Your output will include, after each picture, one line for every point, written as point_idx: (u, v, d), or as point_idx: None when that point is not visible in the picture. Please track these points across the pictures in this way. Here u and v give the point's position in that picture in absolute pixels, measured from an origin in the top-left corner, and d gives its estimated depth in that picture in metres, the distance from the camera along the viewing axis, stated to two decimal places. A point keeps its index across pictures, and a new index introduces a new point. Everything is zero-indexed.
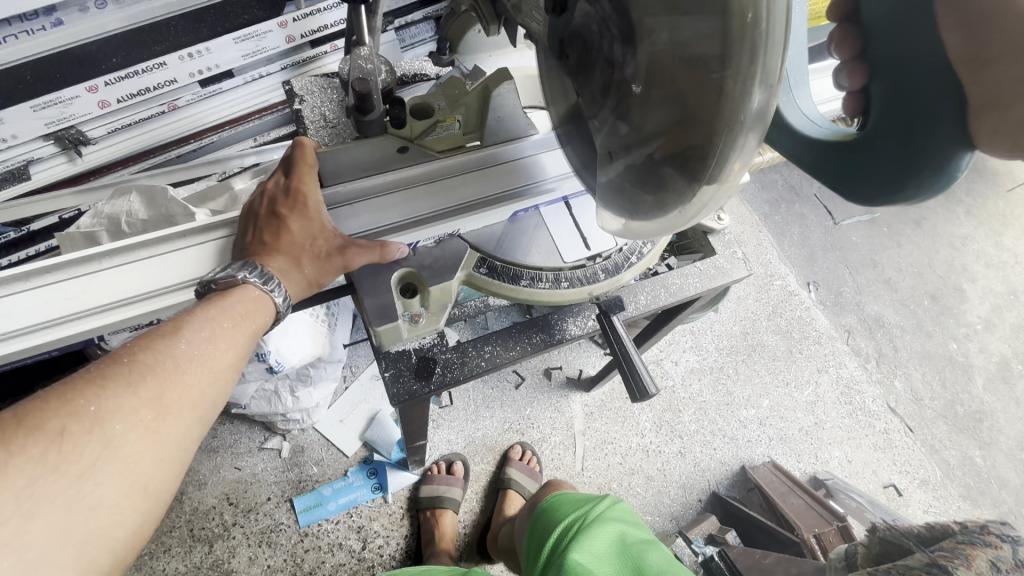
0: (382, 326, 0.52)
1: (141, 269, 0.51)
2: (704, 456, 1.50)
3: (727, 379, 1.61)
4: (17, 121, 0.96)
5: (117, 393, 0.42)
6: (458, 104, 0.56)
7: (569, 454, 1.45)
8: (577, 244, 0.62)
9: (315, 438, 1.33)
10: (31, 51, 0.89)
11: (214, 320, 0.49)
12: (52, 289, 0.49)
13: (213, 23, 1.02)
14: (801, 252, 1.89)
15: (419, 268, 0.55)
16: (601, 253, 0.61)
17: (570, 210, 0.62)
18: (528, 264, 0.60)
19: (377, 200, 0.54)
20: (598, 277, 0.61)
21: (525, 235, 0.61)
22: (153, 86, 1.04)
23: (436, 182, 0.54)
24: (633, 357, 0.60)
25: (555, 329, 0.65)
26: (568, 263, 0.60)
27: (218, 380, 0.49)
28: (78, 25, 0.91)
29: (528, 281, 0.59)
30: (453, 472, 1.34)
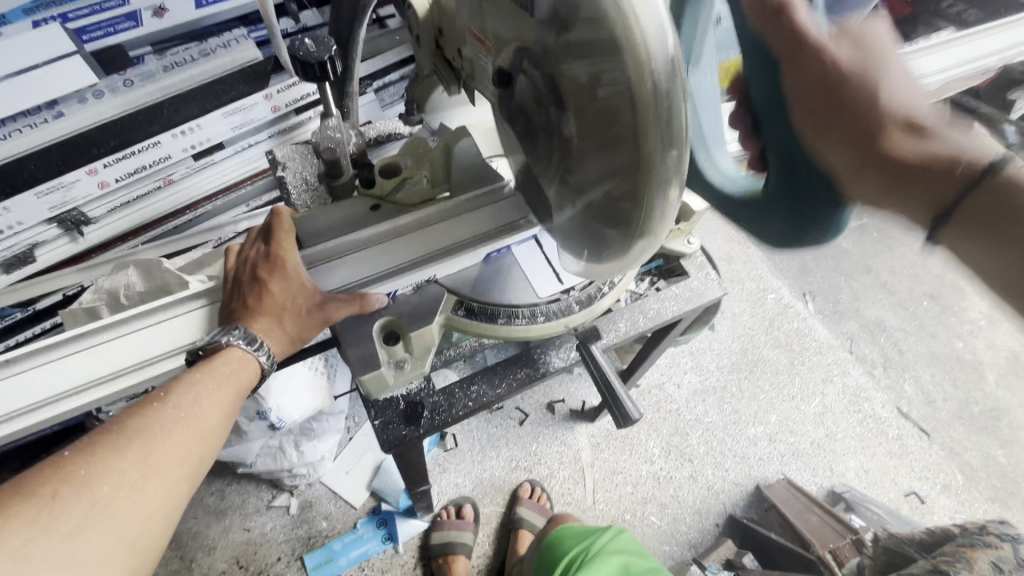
0: (366, 376, 0.54)
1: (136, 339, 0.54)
2: (717, 478, 1.48)
3: (732, 398, 1.60)
4: (21, 208, 1.01)
5: (105, 461, 0.45)
6: (424, 161, 0.61)
7: (579, 488, 1.43)
8: (550, 279, 0.64)
9: (323, 492, 1.33)
10: (32, 142, 0.97)
11: (199, 382, 0.51)
12: (51, 366, 0.52)
13: (202, 101, 1.09)
14: (792, 264, 1.91)
15: (399, 316, 0.58)
16: (574, 285, 0.63)
17: (540, 246, 0.65)
18: (505, 302, 0.62)
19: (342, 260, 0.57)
20: (573, 309, 0.62)
21: (500, 276, 0.63)
22: (148, 164, 1.10)
23: (407, 234, 0.57)
24: (616, 385, 0.62)
25: (538, 362, 0.67)
26: (543, 298, 0.62)
27: (203, 437, 0.51)
28: (77, 114, 0.99)
29: (506, 318, 0.61)
30: (463, 515, 1.32)
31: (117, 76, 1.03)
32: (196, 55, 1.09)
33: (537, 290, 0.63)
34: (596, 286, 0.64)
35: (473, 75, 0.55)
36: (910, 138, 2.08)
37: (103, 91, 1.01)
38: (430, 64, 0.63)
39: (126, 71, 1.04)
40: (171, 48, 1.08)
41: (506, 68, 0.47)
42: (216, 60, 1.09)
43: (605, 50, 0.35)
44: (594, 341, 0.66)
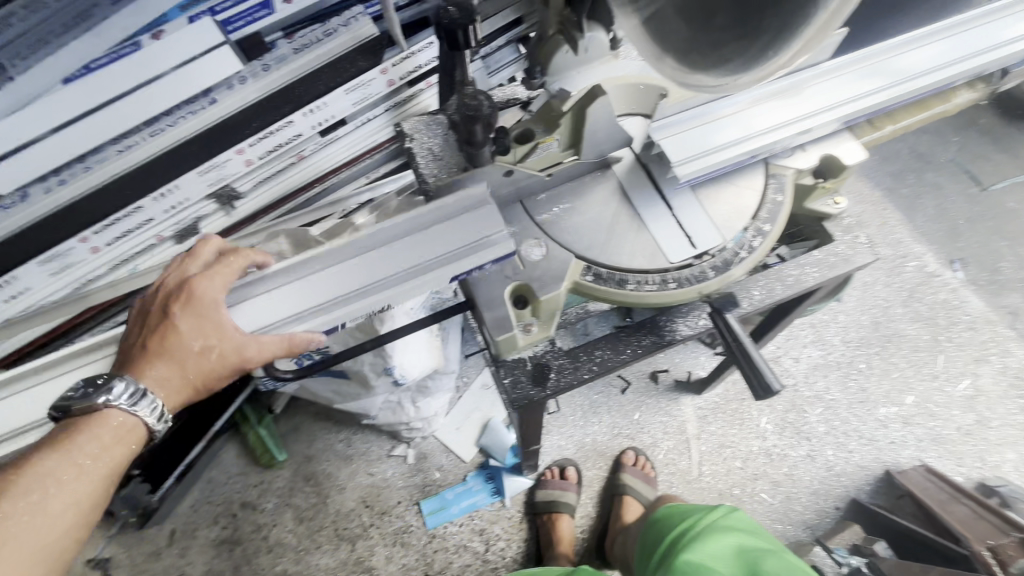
0: (502, 337, 0.57)
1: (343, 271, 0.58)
2: (838, 460, 1.38)
3: (859, 375, 1.46)
4: (189, 186, 1.17)
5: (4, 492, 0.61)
6: (556, 122, 0.58)
7: (684, 459, 1.41)
8: (681, 243, 0.61)
9: (435, 445, 1.44)
10: (193, 126, 1.10)
11: (57, 468, 0.62)
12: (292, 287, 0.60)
13: (327, 80, 1.17)
14: (940, 226, 1.65)
15: (529, 280, 0.58)
16: (708, 250, 0.60)
17: (671, 208, 0.62)
18: (633, 267, 0.60)
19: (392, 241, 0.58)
20: (708, 275, 0.59)
21: (628, 239, 0.60)
22: (284, 142, 1.21)
23: (341, 275, 0.58)
24: (753, 353, 0.58)
25: (665, 330, 0.65)
26: (675, 263, 0.59)
27: (68, 513, 0.63)
28: (226, 100, 1.10)
29: (635, 284, 0.59)
30: (566, 477, 1.36)
31: (256, 61, 1.12)
32: (321, 36, 1.14)
33: (666, 256, 0.60)
34: (732, 250, 0.60)
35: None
36: None
37: (246, 78, 1.11)
38: (558, 22, 0.61)
39: (263, 56, 1.12)
40: (300, 31, 1.14)
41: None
42: (339, 39, 1.14)
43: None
44: (730, 309, 0.63)
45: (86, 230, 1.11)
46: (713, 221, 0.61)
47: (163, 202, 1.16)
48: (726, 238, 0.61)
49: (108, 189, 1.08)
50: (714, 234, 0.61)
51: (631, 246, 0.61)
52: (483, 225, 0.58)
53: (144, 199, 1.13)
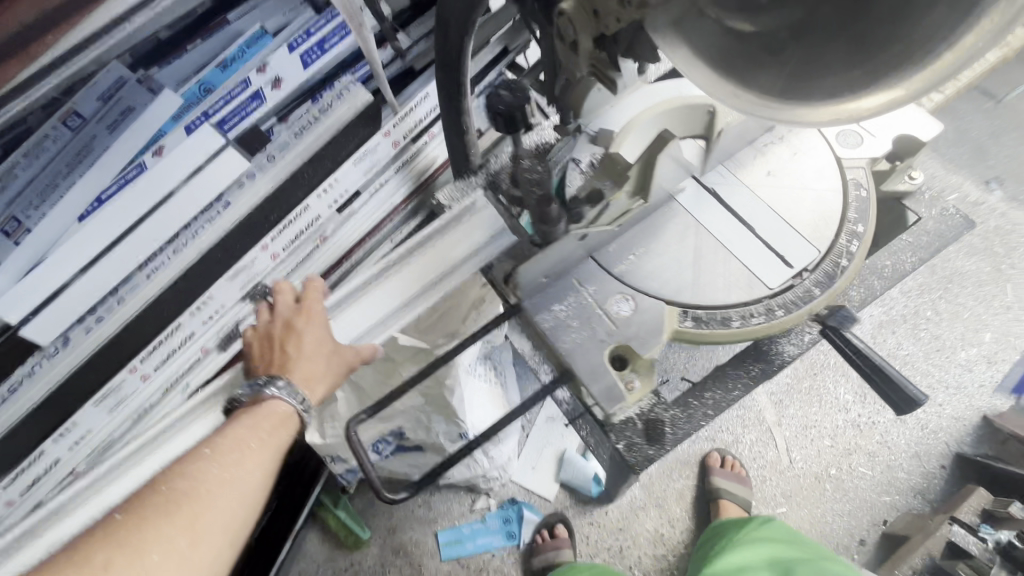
0: (611, 407, 0.62)
1: (379, 296, 0.89)
2: (931, 416, 1.32)
3: (929, 323, 1.40)
4: (223, 292, 1.17)
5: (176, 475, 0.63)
6: (622, 180, 0.67)
7: (771, 449, 1.35)
8: (778, 266, 0.72)
9: (516, 489, 1.40)
10: (215, 233, 1.10)
11: (246, 438, 0.69)
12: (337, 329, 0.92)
13: (333, 157, 1.16)
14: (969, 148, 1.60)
15: (628, 338, 0.65)
16: (804, 269, 0.71)
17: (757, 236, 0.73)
18: (734, 303, 0.70)
19: (400, 279, 0.88)
20: (814, 293, 0.71)
21: (723, 275, 0.71)
22: (304, 227, 1.20)
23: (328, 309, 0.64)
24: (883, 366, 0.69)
25: (773, 353, 0.73)
26: (775, 288, 0.71)
27: (245, 498, 0.65)
28: (241, 199, 1.10)
29: (740, 320, 0.69)
30: (557, 534, 1.33)
31: (262, 154, 1.11)
32: (318, 113, 1.12)
33: (769, 283, 0.71)
34: (831, 258, 0.73)
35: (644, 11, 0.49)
36: None
37: (255, 172, 1.11)
38: (588, 66, 0.58)
39: (266, 147, 1.12)
40: (292, 112, 1.15)
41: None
42: (338, 111, 1.12)
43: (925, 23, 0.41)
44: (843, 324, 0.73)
45: (133, 360, 1.11)
46: (805, 239, 0.73)
47: (200, 314, 1.16)
48: (822, 252, 0.73)
49: (147, 313, 1.09)
50: (807, 254, 0.72)
51: (726, 279, 0.71)
52: None
53: (182, 315, 1.13)
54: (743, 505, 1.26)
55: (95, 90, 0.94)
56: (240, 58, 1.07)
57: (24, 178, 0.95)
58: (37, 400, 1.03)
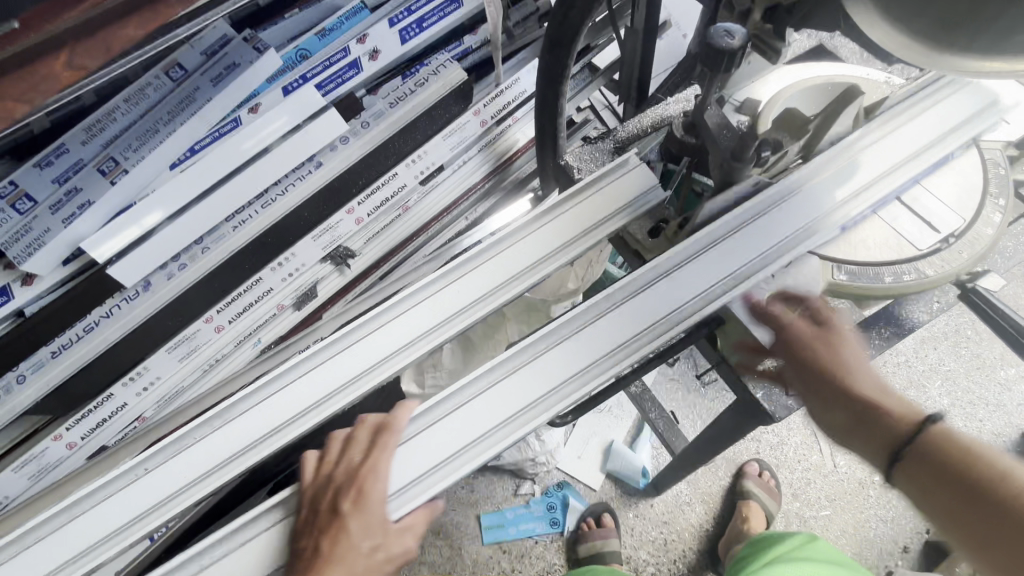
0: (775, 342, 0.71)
1: (454, 291, 0.72)
2: (971, 429, 1.37)
3: (970, 341, 1.46)
4: (304, 252, 1.16)
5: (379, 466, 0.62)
6: (803, 130, 0.67)
7: (816, 453, 1.38)
8: (925, 230, 0.75)
9: (561, 477, 1.40)
10: (305, 192, 1.12)
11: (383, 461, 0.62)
12: (408, 445, 0.62)
13: (425, 128, 1.18)
14: None
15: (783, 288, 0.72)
16: (951, 232, 0.74)
17: (904, 203, 0.76)
18: (887, 263, 0.73)
19: (484, 266, 0.72)
20: (957, 253, 0.73)
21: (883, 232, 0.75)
22: (389, 196, 1.20)
23: (487, 271, 0.72)
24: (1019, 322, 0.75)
25: (901, 321, 0.80)
26: (925, 248, 0.74)
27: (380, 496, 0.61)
28: (332, 162, 1.13)
29: (893, 276, 0.72)
30: (604, 524, 1.32)
31: (357, 120, 1.14)
32: (413, 87, 1.17)
33: (917, 245, 0.74)
34: (976, 227, 0.75)
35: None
36: None
37: (348, 138, 1.13)
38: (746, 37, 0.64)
39: (360, 114, 1.15)
40: (385, 85, 1.17)
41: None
42: (431, 87, 1.16)
43: None
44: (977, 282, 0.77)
45: (211, 309, 1.12)
46: (948, 206, 0.76)
47: (280, 271, 1.16)
48: (964, 221, 0.75)
49: (227, 265, 1.09)
50: (951, 219, 0.75)
51: (882, 239, 0.75)
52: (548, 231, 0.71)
53: (263, 271, 1.13)
54: (768, 513, 1.26)
55: (199, 47, 0.94)
56: (338, 28, 1.09)
57: (124, 122, 0.93)
58: (114, 340, 1.03)
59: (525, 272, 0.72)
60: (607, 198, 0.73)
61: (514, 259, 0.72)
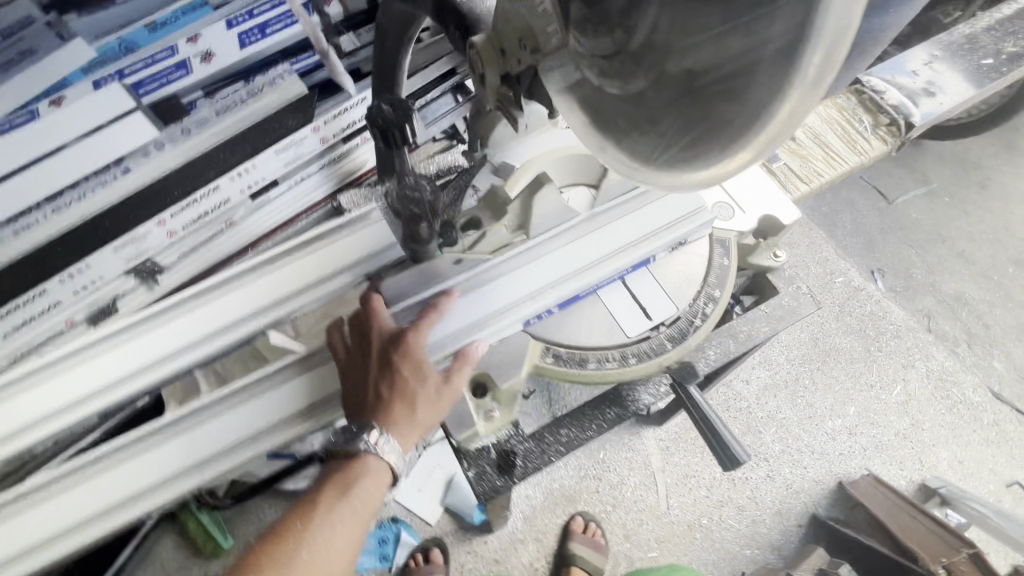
0: (462, 435, 0.60)
1: (183, 324, 0.69)
2: (795, 476, 1.43)
3: (806, 391, 1.54)
4: (102, 264, 1.07)
5: (265, 566, 0.56)
6: (501, 210, 0.65)
7: (652, 494, 1.40)
8: (638, 316, 0.67)
9: (398, 510, 1.37)
10: (109, 198, 1.03)
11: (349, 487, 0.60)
12: (109, 471, 0.63)
13: (256, 141, 1.11)
14: (860, 240, 1.83)
15: (486, 370, 0.62)
16: (663, 321, 0.66)
17: (625, 283, 0.68)
18: (593, 348, 0.65)
19: (222, 301, 0.70)
20: (666, 346, 0.65)
21: (588, 315, 0.67)
22: (210, 209, 1.14)
23: (228, 303, 0.70)
24: (716, 422, 0.58)
25: (628, 402, 0.66)
26: (632, 337, 0.66)
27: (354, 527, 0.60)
28: (143, 167, 1.04)
29: (596, 363, 0.65)
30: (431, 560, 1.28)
31: (175, 126, 1.06)
32: (245, 96, 1.10)
33: (627, 331, 0.66)
34: (688, 319, 0.67)
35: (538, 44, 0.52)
36: None
37: (165, 143, 1.05)
38: (494, 100, 0.60)
39: (183, 119, 1.07)
40: (220, 91, 1.10)
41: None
42: (265, 99, 1.11)
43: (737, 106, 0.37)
44: (692, 380, 0.64)
45: None
46: (667, 292, 0.68)
47: (70, 284, 1.05)
48: (681, 308, 0.68)
49: None
50: (668, 307, 0.68)
51: (589, 323, 0.66)
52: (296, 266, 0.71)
53: (49, 282, 1.02)
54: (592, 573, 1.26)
55: None
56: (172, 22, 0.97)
57: None
58: None
59: (264, 307, 0.70)
60: (360, 238, 0.73)
61: (259, 292, 0.71)
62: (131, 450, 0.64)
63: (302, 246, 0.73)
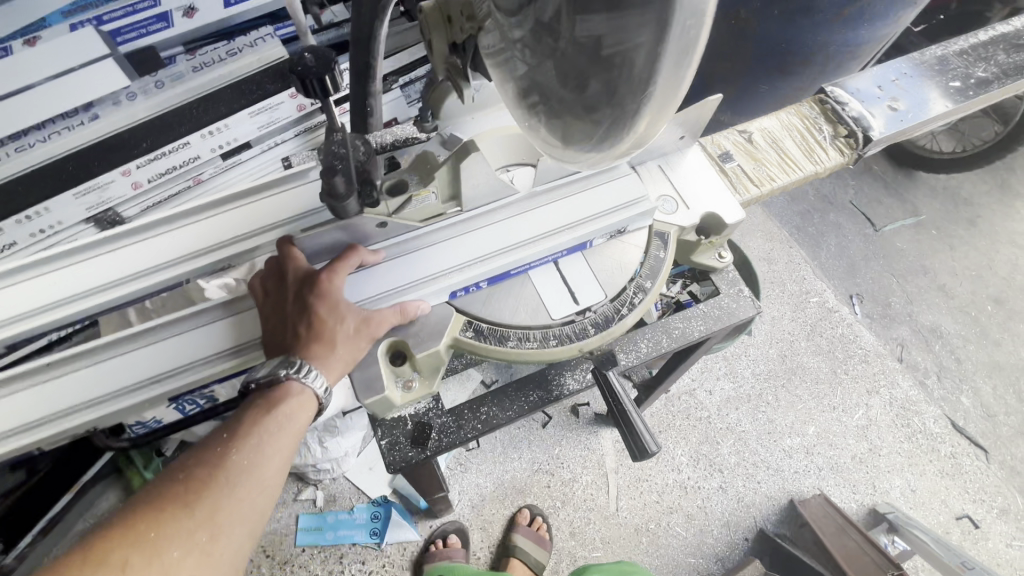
0: (371, 400, 0.60)
1: (104, 263, 0.68)
2: (748, 490, 1.43)
3: (767, 407, 1.54)
4: (62, 208, 1.04)
5: (179, 494, 0.50)
6: (430, 177, 0.65)
7: (602, 495, 1.40)
8: (566, 300, 0.69)
9: (346, 486, 1.36)
10: (75, 142, 1.02)
11: (271, 415, 0.57)
12: (4, 403, 0.61)
13: (230, 101, 1.10)
14: (840, 264, 1.83)
15: (402, 337, 0.63)
16: (588, 308, 0.67)
17: (558, 267, 0.70)
18: (516, 325, 0.67)
19: (147, 244, 0.70)
20: (587, 332, 0.66)
21: (512, 294, 0.68)
22: (179, 164, 1.11)
23: (172, 239, 0.70)
24: (632, 414, 0.67)
25: (554, 385, 0.74)
26: (557, 320, 0.67)
27: (280, 458, 0.57)
28: (111, 116, 1.03)
29: (516, 341, 0.65)
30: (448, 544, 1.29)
31: (149, 78, 1.06)
32: (224, 55, 1.09)
33: (551, 312, 0.67)
34: (612, 307, 0.68)
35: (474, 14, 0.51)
36: (977, 127, 2.01)
37: (136, 94, 1.05)
38: (444, 67, 0.60)
39: (158, 72, 1.06)
40: (201, 49, 1.09)
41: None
42: (244, 59, 1.10)
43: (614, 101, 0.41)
44: (611, 366, 0.72)
45: None
46: (596, 278, 0.70)
47: (27, 226, 1.03)
48: (610, 296, 0.69)
49: None
50: (595, 294, 0.69)
51: (515, 302, 0.68)
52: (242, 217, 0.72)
53: (5, 220, 1.00)
54: (531, 565, 1.26)
55: None
56: None
57: None
58: None
59: (206, 249, 0.70)
60: (310, 195, 0.73)
61: (203, 235, 0.71)
62: (19, 385, 0.62)
63: (251, 198, 0.73)
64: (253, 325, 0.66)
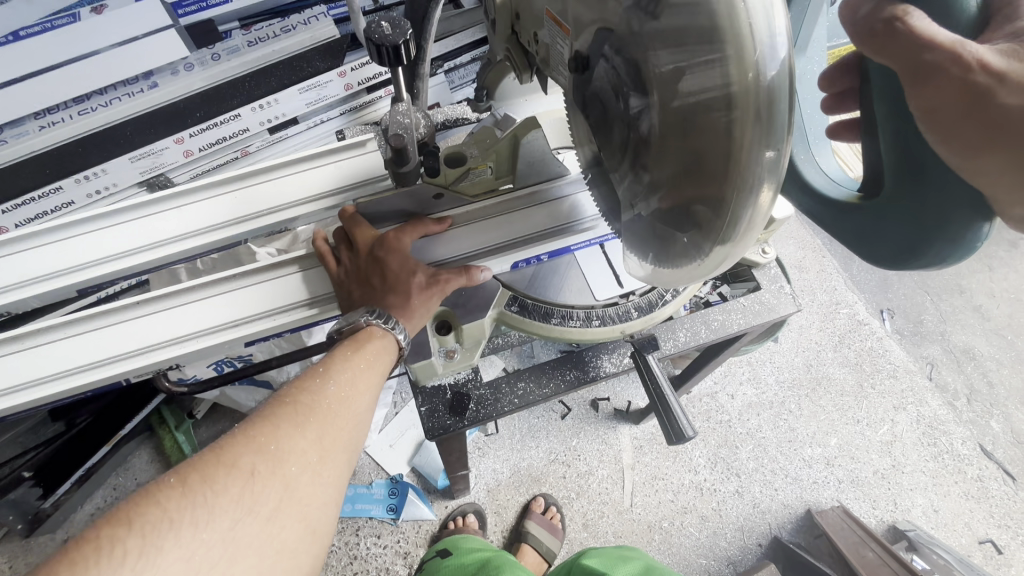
0: (417, 362, 0.67)
1: (167, 219, 0.71)
2: (764, 496, 1.42)
3: (789, 415, 1.52)
4: (118, 171, 1.12)
5: (289, 412, 0.52)
6: (490, 152, 0.67)
7: (617, 489, 1.40)
8: (610, 285, 0.75)
9: (367, 461, 1.40)
10: (134, 109, 1.05)
11: (358, 355, 0.60)
12: (69, 342, 0.64)
13: (282, 76, 1.14)
14: (873, 277, 1.79)
15: (453, 308, 0.67)
16: (631, 292, 0.74)
17: (603, 251, 0.77)
18: (560, 303, 0.73)
19: (202, 204, 0.72)
20: (630, 315, 0.72)
21: (560, 274, 0.77)
22: (228, 136, 1.17)
23: (229, 201, 0.73)
24: (670, 399, 0.70)
25: (590, 365, 0.77)
26: (600, 301, 0.74)
27: (371, 396, 0.59)
28: (170, 85, 1.06)
29: (559, 319, 0.72)
30: (467, 524, 1.31)
31: (206, 50, 1.07)
32: (279, 31, 1.10)
33: (595, 294, 0.74)
34: (655, 292, 0.74)
35: (548, 60, 0.54)
36: None
37: (194, 65, 1.07)
38: (504, 51, 0.62)
39: (214, 45, 1.07)
40: (257, 23, 1.08)
41: (585, 52, 0.46)
42: (297, 37, 1.11)
43: (708, 200, 0.40)
44: (650, 350, 0.75)
45: None
46: None
47: (85, 186, 1.10)
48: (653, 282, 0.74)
49: (25, 165, 1.02)
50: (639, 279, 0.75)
51: (562, 283, 0.76)
52: (298, 185, 0.74)
53: (64, 180, 1.07)
54: (542, 553, 1.28)
55: None
56: None
57: None
58: None
59: (259, 215, 0.72)
60: (363, 166, 0.75)
61: (259, 199, 0.73)
62: (81, 328, 0.65)
63: (305, 166, 0.75)
64: (303, 287, 0.69)
